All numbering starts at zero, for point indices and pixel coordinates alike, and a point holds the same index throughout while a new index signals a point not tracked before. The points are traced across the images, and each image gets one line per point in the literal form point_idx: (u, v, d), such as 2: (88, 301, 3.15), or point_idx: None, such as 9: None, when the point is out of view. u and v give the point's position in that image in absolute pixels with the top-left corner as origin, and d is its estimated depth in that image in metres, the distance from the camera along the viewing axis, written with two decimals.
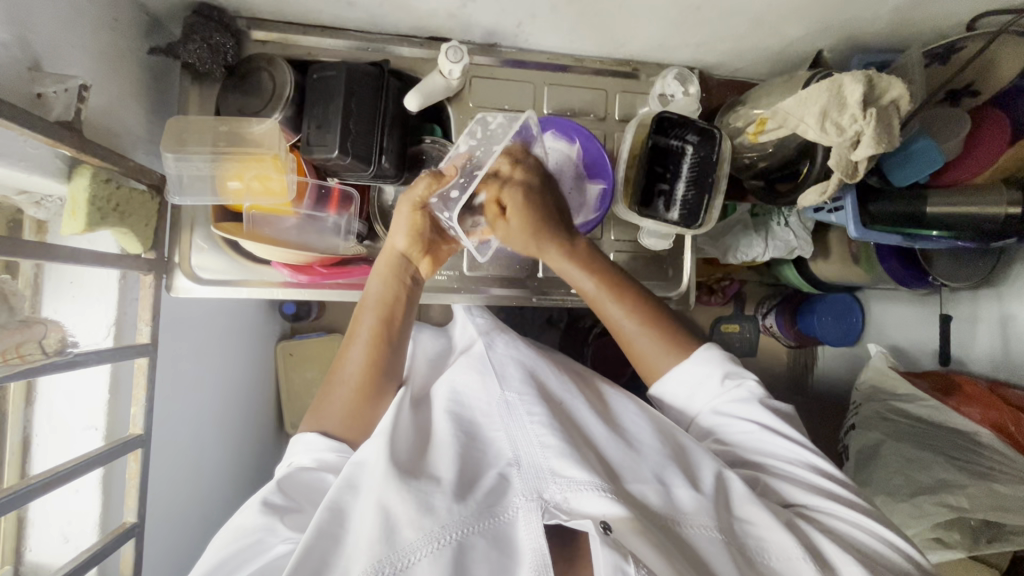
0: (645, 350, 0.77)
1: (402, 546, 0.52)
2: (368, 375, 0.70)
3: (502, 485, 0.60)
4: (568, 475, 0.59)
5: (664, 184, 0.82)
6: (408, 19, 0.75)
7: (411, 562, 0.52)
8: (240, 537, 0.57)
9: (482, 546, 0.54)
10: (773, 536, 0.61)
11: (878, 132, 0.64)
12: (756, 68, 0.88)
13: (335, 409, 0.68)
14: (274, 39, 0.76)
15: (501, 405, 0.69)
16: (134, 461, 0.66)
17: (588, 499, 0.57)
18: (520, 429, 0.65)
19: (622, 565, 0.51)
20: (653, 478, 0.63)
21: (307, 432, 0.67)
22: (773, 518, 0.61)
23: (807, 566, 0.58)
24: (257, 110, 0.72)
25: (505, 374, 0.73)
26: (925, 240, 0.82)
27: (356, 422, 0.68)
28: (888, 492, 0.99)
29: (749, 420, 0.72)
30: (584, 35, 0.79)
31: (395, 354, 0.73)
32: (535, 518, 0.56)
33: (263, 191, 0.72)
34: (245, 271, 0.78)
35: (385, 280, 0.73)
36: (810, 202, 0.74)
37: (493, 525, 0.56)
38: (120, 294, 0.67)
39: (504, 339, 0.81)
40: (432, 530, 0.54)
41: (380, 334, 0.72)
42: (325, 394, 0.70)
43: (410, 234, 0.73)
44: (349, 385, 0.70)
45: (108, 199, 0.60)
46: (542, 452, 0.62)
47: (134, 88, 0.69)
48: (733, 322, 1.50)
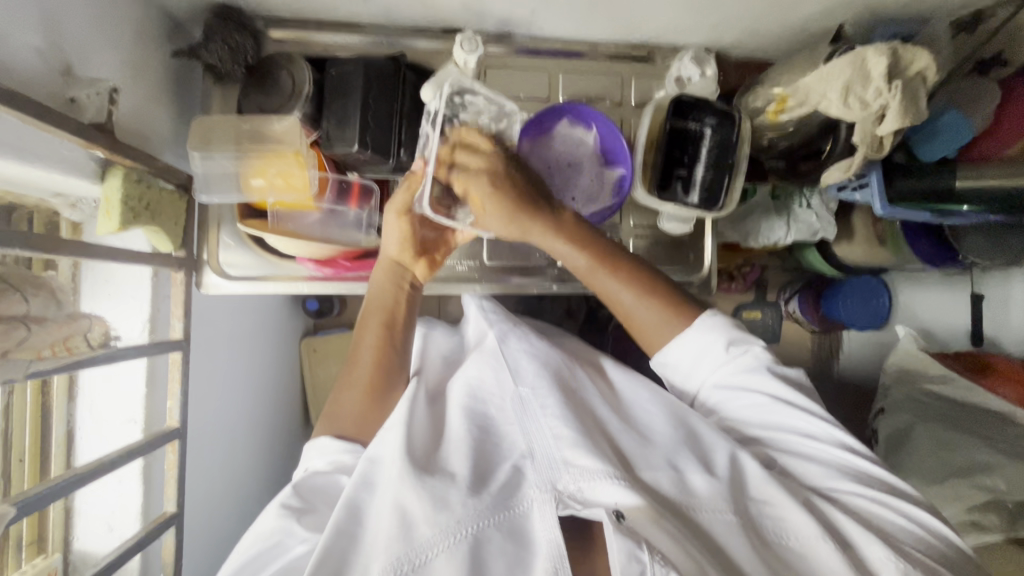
0: (648, 321, 0.73)
1: (420, 542, 0.55)
2: (373, 373, 0.71)
3: (516, 477, 0.62)
4: (580, 464, 0.60)
5: (681, 170, 0.80)
6: (422, 12, 0.75)
7: (429, 557, 0.54)
8: (259, 540, 0.59)
9: (498, 540, 0.56)
10: (791, 516, 0.60)
11: (903, 105, 0.63)
12: (774, 46, 0.86)
13: (349, 409, 0.69)
14: (291, 38, 0.77)
15: (515, 399, 0.69)
16: (172, 452, 0.68)
17: (604, 489, 0.58)
18: (533, 420, 0.66)
19: (636, 552, 0.53)
20: (666, 464, 0.64)
21: (320, 437, 0.67)
22: (792, 498, 0.61)
23: (826, 546, 0.58)
24: (278, 108, 0.74)
25: (518, 367, 0.72)
26: (954, 215, 0.81)
27: (368, 422, 0.69)
28: (922, 475, 1.00)
29: (758, 394, 0.70)
30: (598, 19, 0.78)
31: (402, 354, 0.74)
32: (550, 509, 0.58)
33: (286, 187, 0.73)
34: (271, 266, 0.78)
35: (384, 285, 0.75)
36: (834, 179, 0.72)
37: (507, 518, 0.58)
38: (153, 290, 0.69)
39: (517, 335, 0.79)
40: (448, 525, 0.56)
41: (382, 336, 0.73)
42: (336, 396, 0.70)
43: (400, 238, 0.75)
44: (354, 388, 0.70)
45: (140, 199, 0.62)
46: (556, 444, 0.63)
47: (159, 90, 0.71)
48: (756, 308, 1.47)
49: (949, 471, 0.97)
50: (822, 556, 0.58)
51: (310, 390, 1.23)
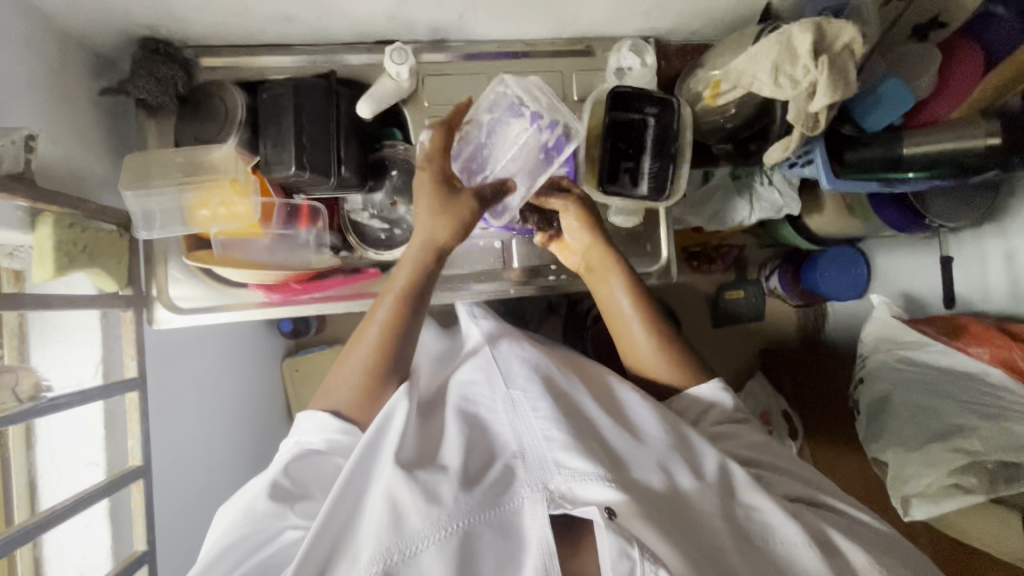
0: (650, 360, 0.78)
1: (411, 534, 0.55)
2: (375, 360, 0.68)
3: (506, 475, 0.61)
4: (572, 465, 0.60)
5: (628, 162, 0.80)
6: (350, 26, 0.74)
7: (419, 549, 0.55)
8: (249, 522, 0.60)
9: (488, 536, 0.57)
10: (779, 522, 0.61)
11: (833, 80, 0.61)
12: (713, 28, 0.85)
13: (346, 389, 0.68)
14: (221, 64, 0.77)
15: (507, 401, 0.69)
16: (137, 491, 0.68)
17: (594, 488, 0.59)
18: (523, 420, 0.66)
19: (627, 549, 0.53)
20: (657, 466, 0.64)
21: (316, 410, 0.67)
22: (780, 506, 0.62)
23: (812, 553, 0.59)
24: (213, 137, 0.73)
25: (509, 371, 0.74)
26: (902, 182, 0.81)
27: (367, 405, 0.68)
28: (902, 444, 1.00)
29: (751, 431, 0.74)
30: (530, 18, 0.77)
31: (413, 341, 0.70)
32: (541, 508, 0.58)
33: (230, 216, 0.73)
34: (223, 296, 0.77)
35: (416, 267, 0.70)
36: (775, 159, 0.71)
37: (498, 514, 0.58)
38: (103, 332, 0.69)
39: (507, 339, 0.81)
40: (438, 519, 0.56)
41: (399, 320, 0.69)
42: (337, 371, 0.70)
43: (451, 225, 0.69)
44: (356, 369, 0.68)
45: (74, 243, 0.62)
46: (546, 445, 0.63)
47: (92, 129, 0.70)
48: (737, 289, 1.58)
49: (931, 436, 0.96)
50: (808, 561, 0.59)
51: (295, 410, 1.23)
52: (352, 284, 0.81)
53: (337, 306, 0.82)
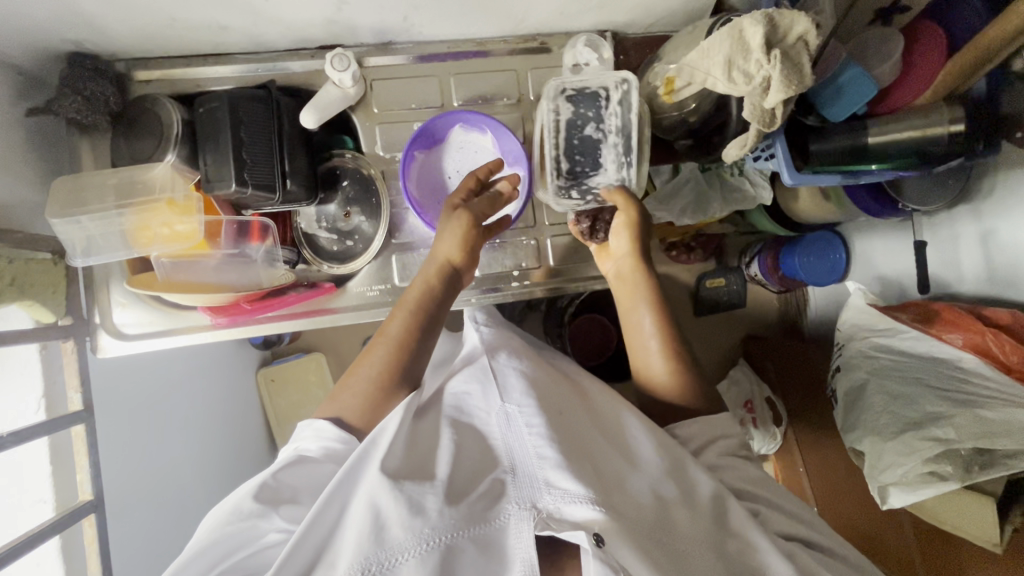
0: (658, 376, 0.75)
1: (391, 545, 0.54)
2: (381, 373, 0.68)
3: (496, 489, 0.60)
4: (563, 486, 0.58)
5: (592, 150, 0.79)
6: (288, 32, 0.71)
7: (398, 562, 0.53)
8: (231, 521, 0.58)
9: (470, 551, 0.55)
10: (774, 563, 0.60)
11: (786, 74, 0.59)
12: (672, 19, 0.82)
13: (353, 397, 0.67)
14: (157, 77, 0.73)
15: (502, 416, 0.67)
16: (90, 526, 0.67)
17: (582, 510, 0.57)
18: (517, 435, 0.64)
19: None
20: (649, 488, 0.62)
21: (319, 418, 0.66)
22: (773, 544, 0.61)
23: None
24: (149, 155, 0.69)
25: (507, 384, 0.71)
26: (867, 175, 0.78)
27: (371, 416, 0.67)
28: (877, 432, 0.99)
29: (745, 464, 0.72)
30: (477, 16, 0.74)
31: (422, 358, 0.71)
32: (527, 528, 0.56)
33: (173, 236, 0.71)
34: (171, 320, 0.75)
35: (430, 285, 0.72)
36: (733, 157, 0.69)
37: (483, 532, 0.56)
38: (44, 363, 0.65)
39: (508, 349, 0.78)
40: (421, 532, 0.55)
41: (410, 334, 0.70)
42: (346, 380, 0.69)
43: (460, 245, 0.72)
44: (364, 381, 0.68)
45: (1, 275, 0.58)
46: (539, 463, 0.61)
47: (22, 154, 0.67)
48: (718, 277, 1.58)
49: (904, 424, 0.96)
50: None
51: (273, 420, 1.22)
52: (309, 302, 0.78)
53: (291, 325, 0.78)
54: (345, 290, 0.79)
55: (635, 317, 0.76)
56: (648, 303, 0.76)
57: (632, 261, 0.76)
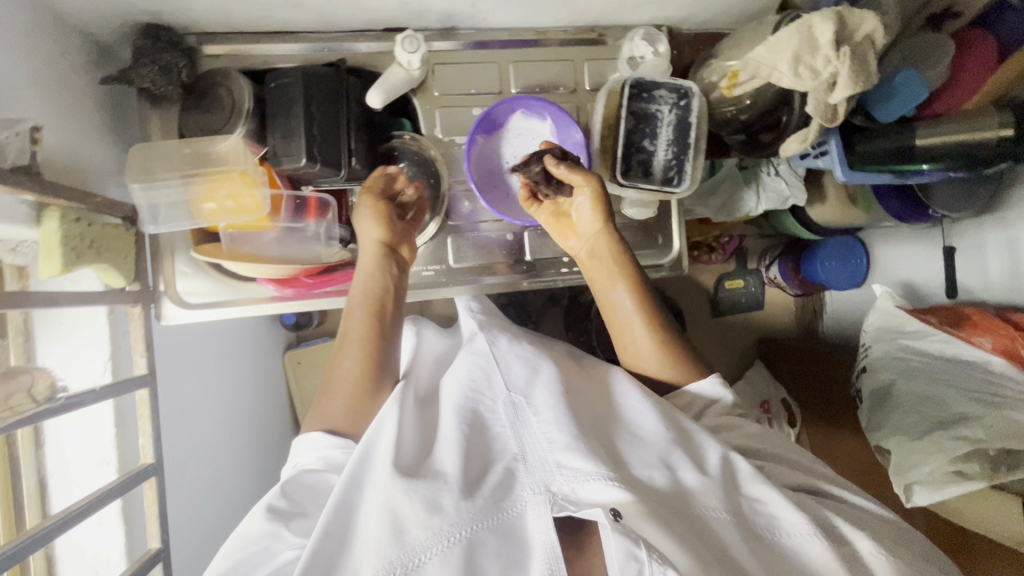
0: (650, 356, 0.76)
1: (412, 545, 0.53)
2: (366, 368, 0.70)
3: (509, 479, 0.58)
4: (573, 466, 0.58)
5: (644, 150, 0.78)
6: (360, 13, 0.72)
7: (422, 560, 0.52)
8: (247, 544, 0.59)
9: (492, 542, 0.54)
10: (786, 514, 0.61)
11: (853, 71, 0.62)
12: (727, 17, 0.84)
13: (336, 404, 0.68)
14: (226, 52, 0.74)
15: (504, 405, 0.66)
16: (150, 489, 0.67)
17: (596, 488, 0.56)
18: (524, 423, 0.63)
19: (634, 551, 0.52)
20: (659, 462, 0.62)
21: (309, 432, 0.67)
22: (784, 496, 0.61)
23: (818, 543, 0.59)
24: (218, 128, 0.71)
25: (508, 370, 0.70)
26: (916, 175, 0.80)
27: (356, 416, 0.68)
28: (904, 432, 1.01)
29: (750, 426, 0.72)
30: (543, 6, 0.76)
31: (390, 344, 0.72)
32: (544, 511, 0.55)
33: (238, 209, 0.71)
34: (232, 291, 0.76)
35: (372, 274, 0.73)
36: (792, 151, 0.71)
37: (503, 520, 0.55)
38: (111, 328, 0.68)
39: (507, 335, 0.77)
40: (440, 528, 0.54)
41: (370, 326, 0.71)
42: (326, 390, 0.70)
43: (380, 223, 0.73)
44: (349, 381, 0.69)
45: (82, 237, 0.60)
46: (547, 448, 0.60)
47: (94, 120, 0.68)
48: (737, 278, 1.61)
49: (933, 425, 0.97)
50: (811, 551, 0.59)
51: (298, 404, 1.21)
52: None
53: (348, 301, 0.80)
54: None
55: (613, 297, 0.77)
56: (627, 280, 0.76)
57: (601, 232, 0.76)
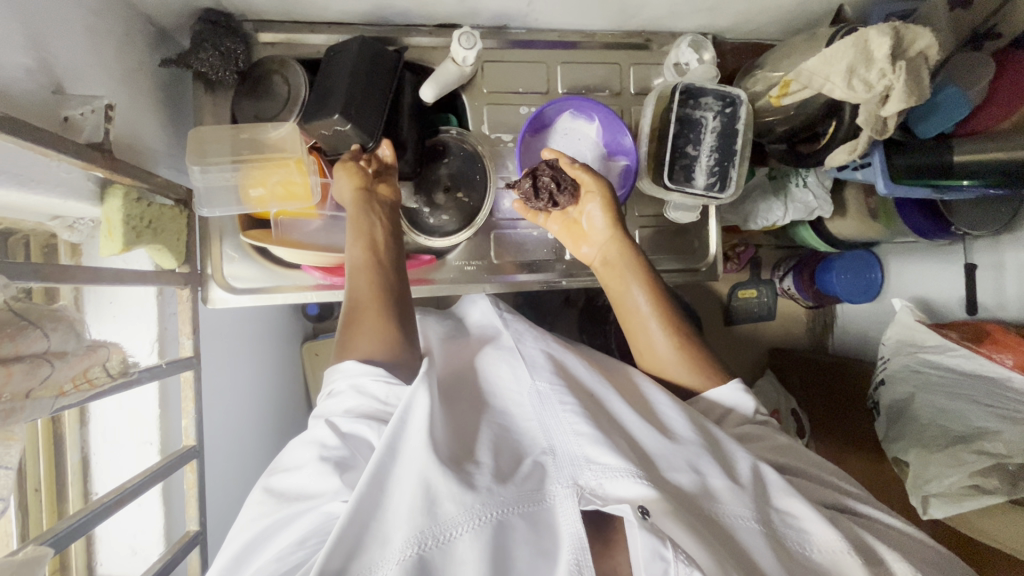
0: (671, 362, 0.74)
1: (444, 520, 0.50)
2: (377, 292, 0.66)
3: (537, 471, 0.57)
4: (603, 461, 0.57)
5: (688, 155, 0.78)
6: (416, 8, 0.73)
7: (453, 536, 0.50)
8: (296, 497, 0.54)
9: (522, 528, 0.52)
10: (815, 529, 0.60)
11: (908, 85, 0.63)
12: (772, 28, 0.85)
13: (360, 333, 0.63)
14: (280, 40, 0.75)
15: (533, 396, 0.65)
16: (190, 471, 0.67)
17: (625, 485, 0.55)
18: (554, 416, 0.62)
19: (661, 551, 0.50)
20: (688, 467, 0.61)
21: (342, 362, 0.62)
22: (816, 512, 0.60)
23: (852, 560, 0.57)
24: (274, 115, 0.72)
25: (536, 363, 0.69)
26: (955, 191, 0.81)
27: (386, 333, 0.64)
28: (924, 445, 1.02)
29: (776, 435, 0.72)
30: (595, 9, 0.77)
31: (394, 271, 0.70)
32: (572, 504, 0.54)
33: (288, 196, 0.71)
34: (277, 277, 0.76)
35: (357, 215, 0.70)
36: (839, 161, 0.73)
37: (532, 511, 0.54)
38: (159, 308, 0.68)
39: (533, 335, 0.76)
40: (472, 506, 0.51)
41: (369, 260, 0.68)
42: (346, 328, 0.64)
43: (349, 173, 0.71)
44: (367, 309, 0.64)
45: (141, 217, 0.61)
46: (577, 440, 0.59)
47: (151, 101, 0.68)
48: (750, 287, 1.59)
49: (954, 438, 0.98)
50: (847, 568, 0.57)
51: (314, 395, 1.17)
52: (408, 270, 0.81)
53: None
54: (445, 262, 0.83)
55: (630, 299, 0.75)
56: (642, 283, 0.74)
57: (612, 237, 0.76)
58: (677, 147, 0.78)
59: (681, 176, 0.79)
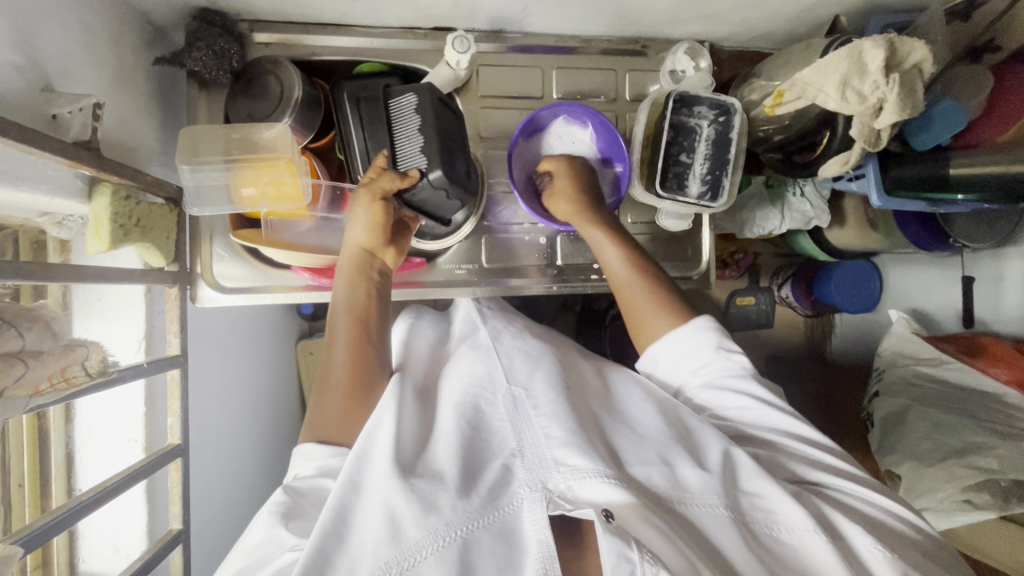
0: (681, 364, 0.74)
1: (408, 544, 0.50)
2: (354, 373, 0.67)
3: (505, 475, 0.58)
4: (571, 463, 0.58)
5: (681, 163, 0.78)
6: (412, 11, 0.73)
7: (417, 561, 0.50)
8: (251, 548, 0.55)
9: (488, 541, 0.52)
10: (781, 507, 0.60)
11: (901, 97, 0.62)
12: (769, 36, 0.85)
13: (330, 412, 0.65)
14: (276, 41, 0.75)
15: (506, 399, 0.66)
16: (175, 470, 0.67)
17: (593, 486, 0.56)
18: (525, 420, 0.63)
19: (626, 552, 0.50)
20: (658, 460, 0.61)
21: (307, 441, 0.63)
22: (783, 491, 0.60)
23: (817, 539, 0.57)
24: (267, 115, 0.71)
25: (511, 366, 0.71)
26: (949, 204, 0.82)
27: (354, 422, 0.65)
28: (918, 458, 1.00)
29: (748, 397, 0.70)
30: (591, 15, 0.76)
31: (381, 349, 0.70)
32: (540, 508, 0.54)
33: (278, 195, 0.71)
34: (266, 277, 0.77)
35: (351, 281, 0.71)
36: (833, 172, 0.74)
37: (497, 518, 0.53)
38: (147, 307, 0.68)
39: (511, 332, 0.78)
40: (436, 528, 0.51)
41: (355, 333, 0.69)
42: (318, 400, 0.66)
43: (367, 226, 0.70)
44: (338, 390, 0.66)
45: (130, 215, 0.61)
46: (546, 443, 0.60)
47: (144, 100, 0.69)
48: (749, 294, 1.51)
49: (949, 452, 0.96)
50: (813, 551, 0.57)
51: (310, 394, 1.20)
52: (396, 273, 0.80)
53: None
54: (435, 265, 0.83)
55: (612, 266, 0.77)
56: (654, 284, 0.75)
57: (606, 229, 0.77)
58: (671, 155, 0.78)
59: (674, 184, 0.78)
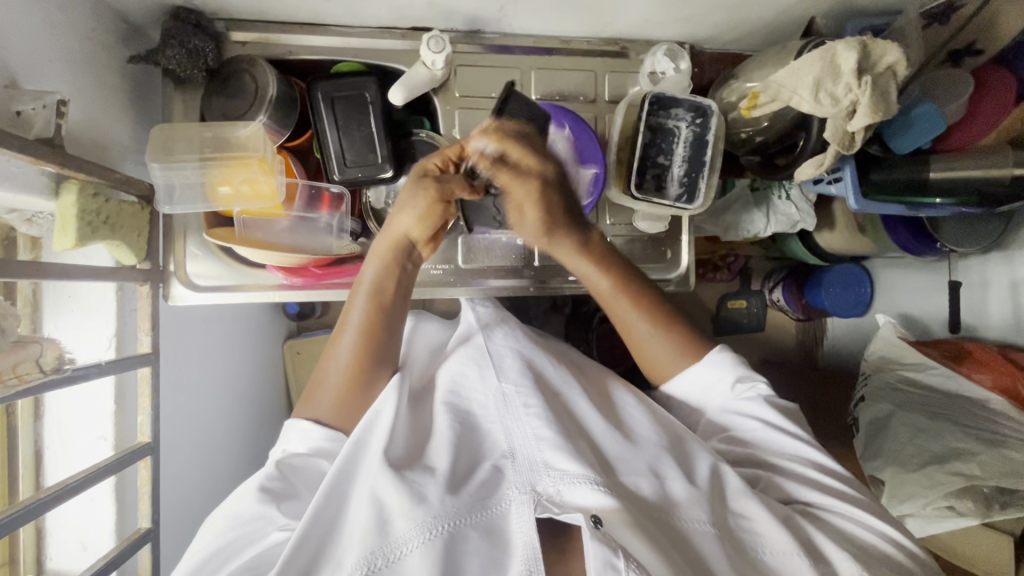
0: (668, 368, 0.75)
1: (395, 537, 0.52)
2: (363, 360, 0.67)
3: (496, 477, 0.58)
4: (561, 467, 0.57)
5: (659, 165, 0.78)
6: (388, 11, 0.73)
7: (403, 553, 0.51)
8: (237, 525, 0.57)
9: (474, 539, 0.52)
10: (769, 531, 0.59)
11: (874, 100, 0.62)
12: (751, 39, 0.85)
13: (328, 396, 0.66)
14: (253, 39, 0.75)
15: (498, 397, 0.65)
16: (144, 468, 0.67)
17: (582, 492, 0.56)
18: (515, 419, 0.63)
19: (612, 559, 0.50)
20: (647, 470, 0.61)
21: (299, 419, 0.65)
22: (770, 513, 0.60)
23: (800, 562, 0.57)
24: (241, 113, 0.71)
25: (503, 365, 0.69)
26: (929, 208, 0.81)
27: (349, 410, 0.66)
28: (900, 463, 0.96)
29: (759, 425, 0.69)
30: (569, 16, 0.76)
31: (393, 339, 0.70)
32: (528, 510, 0.54)
33: (254, 194, 0.72)
34: (241, 276, 0.76)
35: (382, 267, 0.71)
36: (807, 175, 0.72)
37: (485, 518, 0.54)
38: (119, 304, 0.67)
39: (504, 329, 0.77)
40: (424, 520, 0.52)
41: (371, 321, 0.68)
42: (317, 383, 0.68)
43: (419, 218, 0.71)
44: (343, 373, 0.66)
45: (98, 212, 0.61)
46: (537, 445, 0.60)
47: (118, 98, 0.69)
48: (739, 298, 1.50)
49: (929, 458, 0.94)
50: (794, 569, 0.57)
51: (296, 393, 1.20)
52: None
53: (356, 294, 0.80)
54: None
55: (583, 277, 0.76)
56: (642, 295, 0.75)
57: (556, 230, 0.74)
58: (649, 158, 0.78)
59: (651, 186, 0.78)
